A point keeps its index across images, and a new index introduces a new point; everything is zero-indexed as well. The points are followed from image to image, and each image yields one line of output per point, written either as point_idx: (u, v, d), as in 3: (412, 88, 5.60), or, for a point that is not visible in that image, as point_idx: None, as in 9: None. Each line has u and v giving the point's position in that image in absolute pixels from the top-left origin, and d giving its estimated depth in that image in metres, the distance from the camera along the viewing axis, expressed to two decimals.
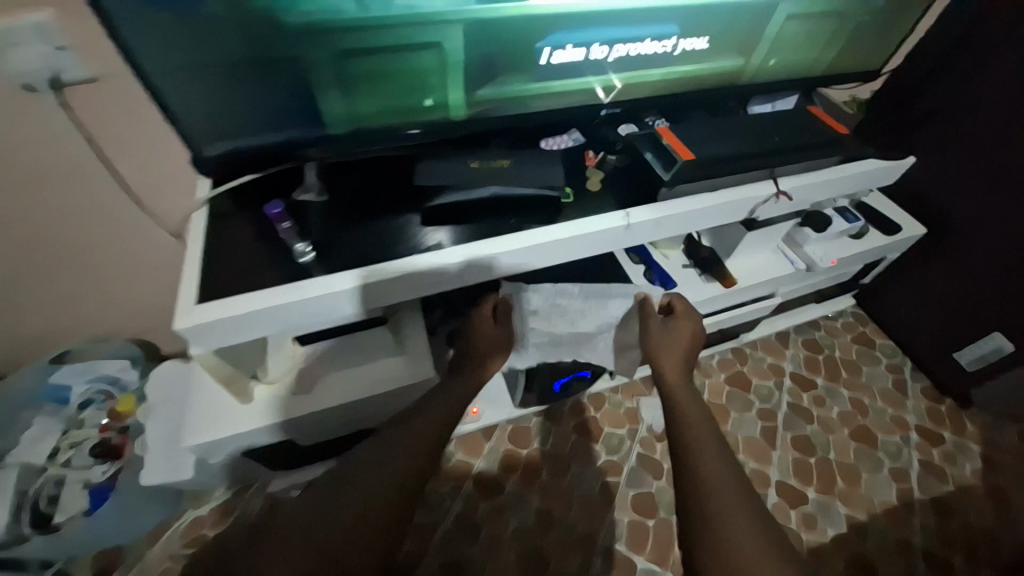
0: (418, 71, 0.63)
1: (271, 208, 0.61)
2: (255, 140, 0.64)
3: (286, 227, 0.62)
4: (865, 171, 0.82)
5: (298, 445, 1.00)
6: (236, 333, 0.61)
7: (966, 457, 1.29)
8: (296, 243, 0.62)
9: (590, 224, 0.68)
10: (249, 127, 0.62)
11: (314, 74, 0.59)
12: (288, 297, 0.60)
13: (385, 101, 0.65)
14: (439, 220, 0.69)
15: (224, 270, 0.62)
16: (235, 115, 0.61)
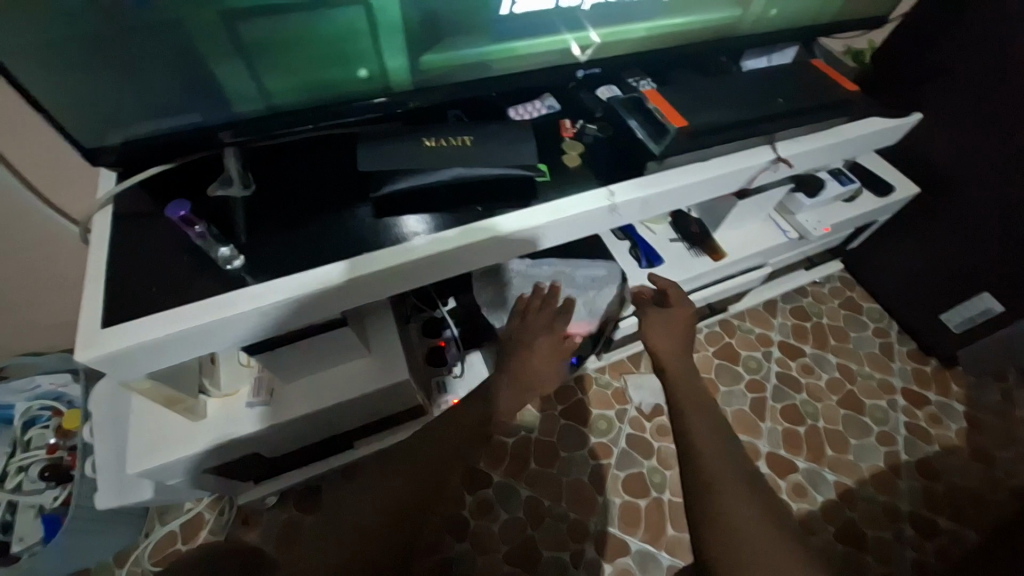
0: (345, 32, 0.52)
1: (175, 210, 0.50)
2: (157, 128, 0.53)
3: (199, 231, 0.52)
4: (868, 131, 0.74)
5: (264, 456, 0.93)
6: (163, 358, 0.52)
7: (951, 417, 1.29)
8: (218, 248, 0.53)
9: (569, 206, 0.59)
10: (147, 111, 0.52)
11: (211, 41, 0.49)
12: (218, 313, 0.51)
13: (311, 70, 0.54)
14: (393, 211, 0.59)
15: (134, 282, 0.52)
16: (126, 98, 0.50)
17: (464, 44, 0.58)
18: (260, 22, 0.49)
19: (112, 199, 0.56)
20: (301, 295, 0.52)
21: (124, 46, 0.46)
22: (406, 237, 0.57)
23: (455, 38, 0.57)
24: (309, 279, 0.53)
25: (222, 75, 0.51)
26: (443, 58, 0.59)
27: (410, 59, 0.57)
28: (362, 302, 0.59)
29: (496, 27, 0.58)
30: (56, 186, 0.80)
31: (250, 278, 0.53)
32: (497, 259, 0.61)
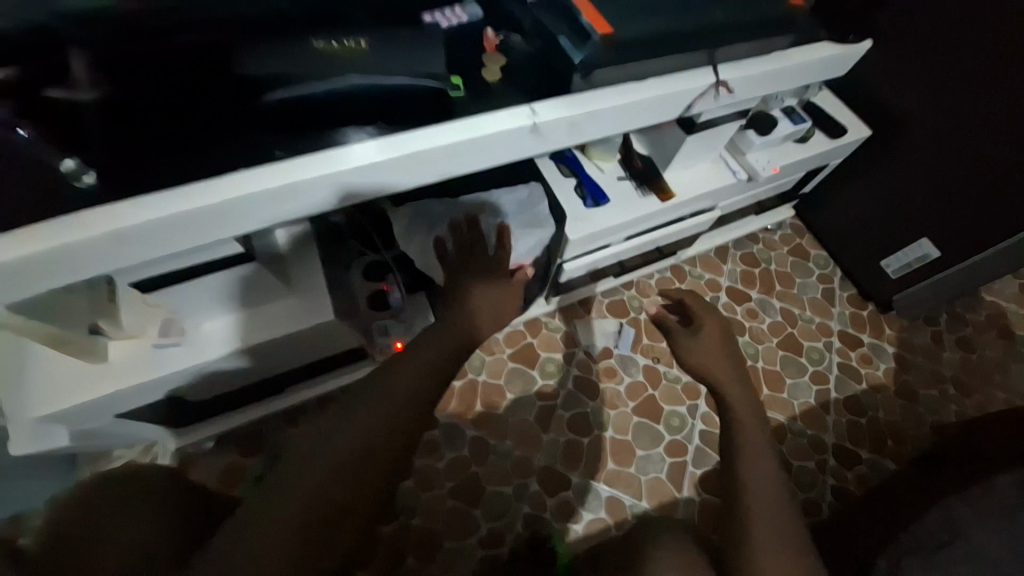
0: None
1: None
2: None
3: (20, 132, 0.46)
4: (817, 58, 0.71)
5: (190, 400, 0.89)
6: (49, 277, 0.47)
7: (882, 358, 1.36)
8: (64, 162, 0.47)
9: (483, 124, 0.54)
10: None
11: None
12: (78, 233, 0.45)
13: None
14: (283, 123, 0.52)
15: None
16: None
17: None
18: None
19: None
20: (176, 214, 0.47)
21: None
22: (298, 153, 0.51)
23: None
24: (187, 196, 0.48)
25: None
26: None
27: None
28: (255, 227, 0.54)
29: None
30: None
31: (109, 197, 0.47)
32: (406, 184, 0.57)
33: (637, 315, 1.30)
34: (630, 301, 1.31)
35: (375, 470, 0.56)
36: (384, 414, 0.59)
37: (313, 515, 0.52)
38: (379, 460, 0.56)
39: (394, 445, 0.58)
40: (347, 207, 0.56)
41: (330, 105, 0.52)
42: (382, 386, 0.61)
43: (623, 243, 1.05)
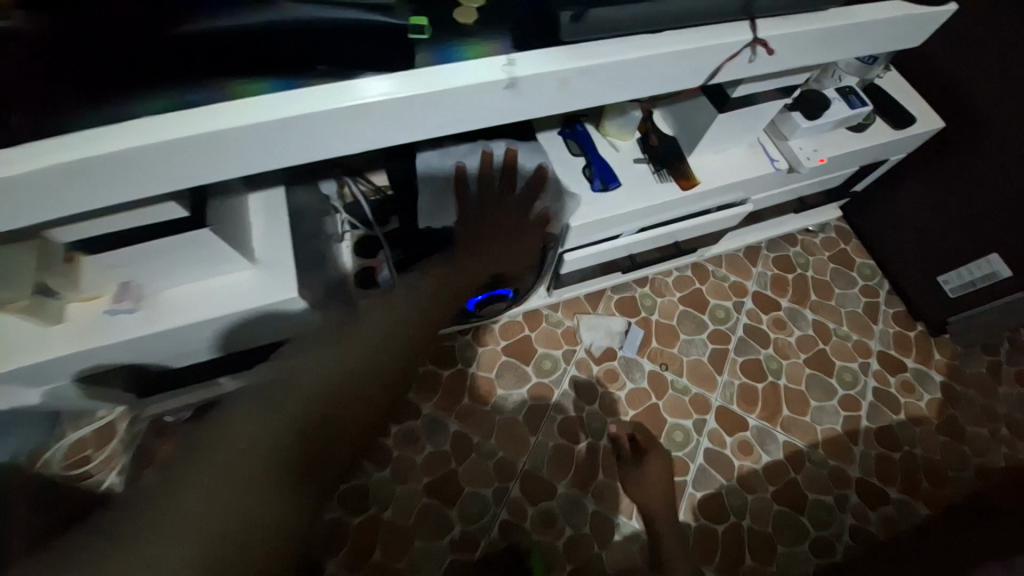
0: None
1: None
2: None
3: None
4: (885, 20, 0.57)
5: (156, 370, 0.85)
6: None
7: (926, 386, 1.20)
8: None
9: (451, 77, 0.45)
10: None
11: None
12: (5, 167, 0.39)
13: None
14: (213, 56, 0.45)
15: None
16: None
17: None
18: None
19: None
20: (116, 151, 0.40)
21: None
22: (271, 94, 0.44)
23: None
24: (121, 132, 0.40)
25: None
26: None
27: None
28: (211, 180, 0.46)
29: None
30: None
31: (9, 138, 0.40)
32: (388, 144, 0.49)
33: (648, 315, 1.19)
34: (642, 299, 1.20)
35: (356, 398, 0.57)
36: (370, 348, 0.61)
37: (296, 433, 0.53)
38: (365, 379, 0.59)
39: (382, 372, 0.60)
40: (303, 163, 0.48)
41: (270, 37, 0.46)
42: (368, 325, 0.64)
43: (634, 233, 0.94)
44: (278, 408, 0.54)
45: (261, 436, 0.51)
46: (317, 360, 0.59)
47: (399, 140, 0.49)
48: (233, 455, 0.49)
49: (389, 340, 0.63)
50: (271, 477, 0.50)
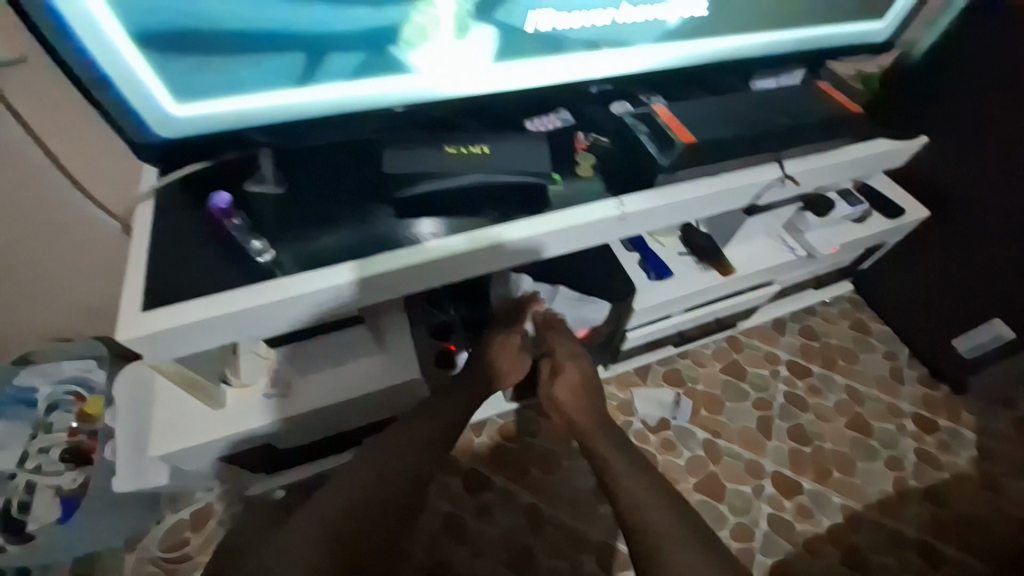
0: (364, 43, 0.53)
1: (219, 201, 0.56)
2: (188, 137, 0.54)
3: (234, 223, 0.56)
4: (877, 152, 0.77)
5: (274, 449, 0.95)
6: (196, 342, 0.55)
7: (961, 444, 1.28)
8: (251, 241, 0.56)
9: (577, 214, 0.63)
10: (161, 126, 0.52)
11: (216, 76, 0.51)
12: (234, 308, 0.53)
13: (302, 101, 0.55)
14: (415, 211, 0.61)
15: (180, 279, 0.55)
16: (151, 111, 0.51)
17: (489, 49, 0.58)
18: (245, 61, 0.51)
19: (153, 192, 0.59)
20: (311, 290, 0.55)
21: (141, 50, 0.47)
22: (405, 242, 0.60)
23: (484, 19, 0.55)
24: (311, 279, 0.56)
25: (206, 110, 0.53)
26: (463, 58, 0.58)
27: (439, 87, 0.59)
28: (397, 296, 0.61)
29: (517, 49, 0.59)
30: (96, 178, 0.85)
31: (280, 270, 0.56)
32: (521, 262, 0.65)
33: (693, 386, 1.30)
34: (685, 370, 1.32)
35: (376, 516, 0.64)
36: (387, 466, 0.69)
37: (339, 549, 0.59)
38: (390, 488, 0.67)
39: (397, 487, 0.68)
40: (458, 282, 0.64)
41: (453, 196, 0.61)
42: (383, 446, 0.72)
43: (680, 313, 1.08)
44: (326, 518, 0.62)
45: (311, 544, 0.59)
46: (358, 473, 0.68)
47: (536, 260, 0.65)
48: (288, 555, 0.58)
49: (405, 458, 0.71)
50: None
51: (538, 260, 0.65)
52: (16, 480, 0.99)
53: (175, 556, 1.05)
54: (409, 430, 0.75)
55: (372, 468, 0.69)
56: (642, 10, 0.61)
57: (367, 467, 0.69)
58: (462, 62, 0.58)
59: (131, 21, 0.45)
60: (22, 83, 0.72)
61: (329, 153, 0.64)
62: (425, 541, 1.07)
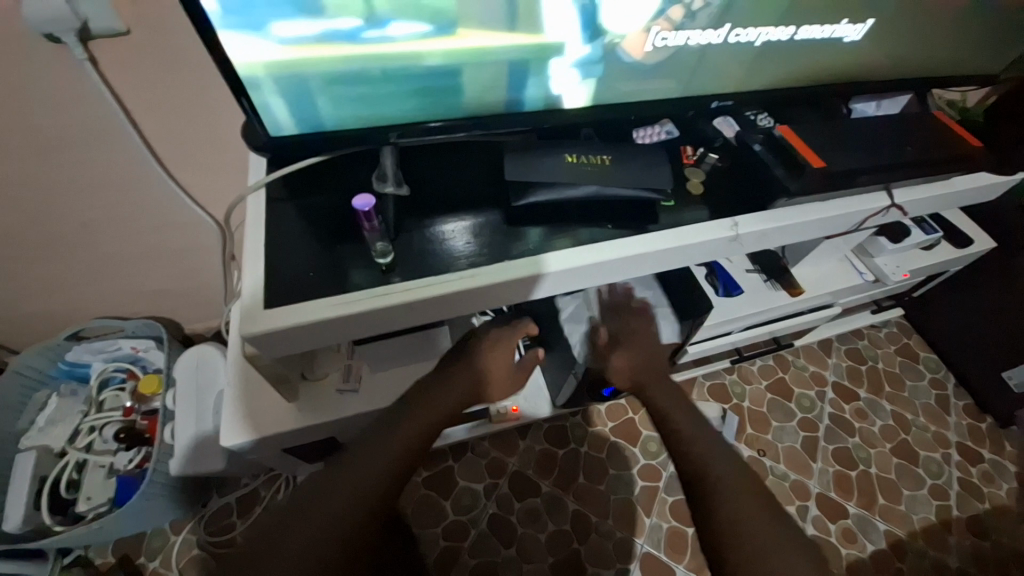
0: (490, 57, 0.53)
1: (361, 205, 0.53)
2: (306, 128, 0.56)
3: (372, 226, 0.54)
4: (979, 185, 0.75)
5: (335, 444, 0.94)
6: (305, 341, 0.54)
7: (1003, 476, 1.26)
8: (376, 243, 0.55)
9: (690, 233, 0.62)
10: (283, 119, 0.54)
11: (342, 74, 0.51)
12: (353, 310, 0.53)
13: (415, 100, 0.56)
14: (526, 220, 0.61)
15: (304, 277, 0.55)
16: (279, 106, 0.53)
17: (618, 61, 0.58)
18: (372, 62, 0.51)
19: (262, 186, 0.59)
20: (421, 297, 0.54)
21: (283, 55, 0.48)
22: (516, 254, 0.58)
23: (623, 29, 0.55)
24: (423, 284, 0.55)
25: (327, 104, 0.54)
26: (585, 67, 0.58)
27: (553, 98, 0.60)
28: (504, 303, 0.60)
29: (647, 61, 0.59)
30: (181, 161, 0.83)
31: (395, 273, 0.56)
32: (625, 277, 0.64)
33: (740, 402, 1.29)
34: (732, 386, 1.31)
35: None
36: (331, 512, 0.55)
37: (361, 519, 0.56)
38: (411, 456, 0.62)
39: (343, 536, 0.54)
40: (563, 292, 0.63)
41: (569, 205, 0.61)
42: (329, 483, 0.58)
43: (742, 331, 1.07)
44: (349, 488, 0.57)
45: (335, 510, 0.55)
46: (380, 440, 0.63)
47: (639, 276, 0.64)
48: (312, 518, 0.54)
49: (353, 496, 0.57)
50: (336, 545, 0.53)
51: (641, 275, 0.64)
52: (67, 457, 0.99)
53: (222, 541, 1.06)
54: (388, 437, 0.63)
55: (312, 515, 0.55)
56: (785, 27, 0.61)
57: (312, 512, 0.55)
58: (584, 71, 0.58)
59: (278, 26, 0.46)
60: (120, 57, 0.67)
61: (441, 155, 0.65)
62: (471, 542, 1.07)
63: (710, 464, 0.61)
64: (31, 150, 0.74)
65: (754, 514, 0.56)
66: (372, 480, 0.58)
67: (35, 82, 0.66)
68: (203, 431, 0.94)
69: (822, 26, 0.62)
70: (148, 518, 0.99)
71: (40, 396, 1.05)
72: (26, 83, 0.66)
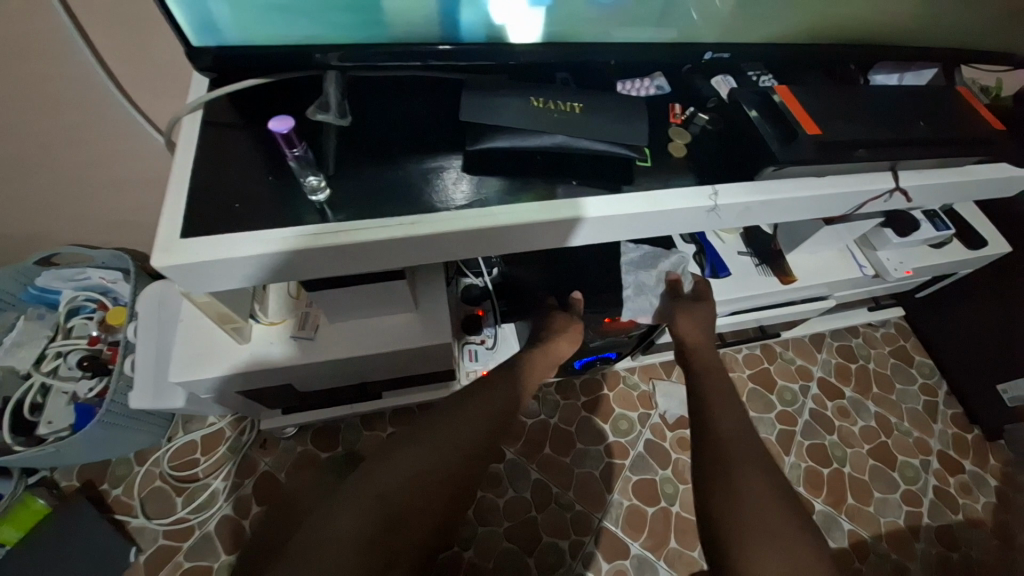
0: None
1: (278, 126, 0.48)
2: (222, 43, 0.50)
3: (297, 154, 0.50)
4: (997, 175, 0.68)
5: (295, 391, 0.93)
6: (232, 276, 0.52)
7: (983, 490, 1.22)
8: (308, 175, 0.52)
9: (666, 198, 0.56)
10: (190, 30, 0.49)
11: None
12: (295, 245, 0.50)
13: (336, 15, 0.50)
14: (482, 169, 0.56)
15: (236, 209, 0.51)
16: (180, 14, 0.47)
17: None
18: None
19: (199, 107, 0.55)
20: (394, 238, 0.51)
21: None
22: (471, 204, 0.54)
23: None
24: (379, 227, 0.51)
25: (237, 10, 0.48)
26: None
27: (503, 30, 0.54)
28: (455, 257, 0.56)
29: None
30: (139, 83, 0.77)
31: (333, 212, 0.52)
32: (590, 240, 0.59)
33: None
34: None
35: (434, 501, 0.51)
36: (447, 442, 0.56)
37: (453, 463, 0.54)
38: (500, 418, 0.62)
39: (452, 467, 0.54)
40: (520, 251, 0.58)
41: (532, 155, 0.56)
42: (441, 417, 0.59)
43: (726, 315, 1.02)
44: (444, 434, 0.56)
45: (427, 453, 0.54)
46: (469, 398, 0.63)
47: (604, 241, 0.60)
48: (406, 454, 0.53)
49: (455, 443, 0.56)
50: (432, 482, 0.52)
51: (605, 241, 0.60)
52: (31, 380, 0.99)
53: (184, 475, 1.06)
54: (478, 397, 0.63)
55: (427, 443, 0.55)
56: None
57: (426, 439, 0.55)
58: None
59: None
60: None
61: (400, 89, 0.60)
62: None
63: (739, 456, 0.58)
64: None
65: (770, 501, 0.53)
66: (482, 420, 0.60)
67: None
68: (160, 366, 0.91)
69: None
70: (110, 446, 1.00)
71: (7, 318, 1.05)
72: None
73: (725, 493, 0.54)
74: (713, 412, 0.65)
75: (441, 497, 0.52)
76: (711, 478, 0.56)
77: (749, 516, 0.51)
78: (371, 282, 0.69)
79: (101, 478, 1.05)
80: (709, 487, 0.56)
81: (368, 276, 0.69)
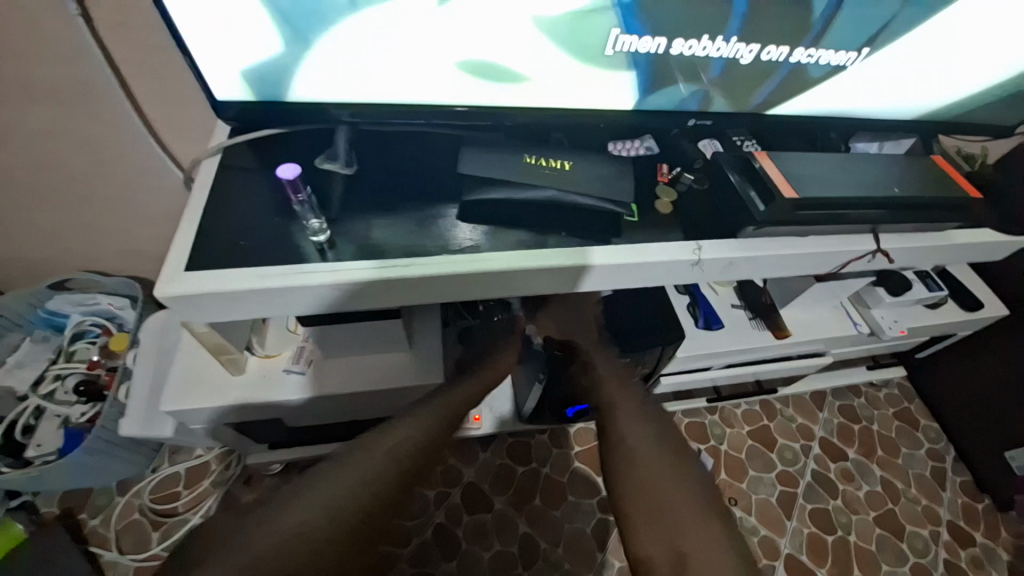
0: (428, 35, 0.52)
1: (287, 172, 0.52)
2: (245, 98, 0.56)
3: (300, 199, 0.54)
4: (978, 241, 0.69)
5: (285, 425, 0.92)
6: (228, 310, 0.54)
7: (997, 566, 1.15)
8: (311, 218, 0.54)
9: (652, 252, 0.59)
10: (215, 85, 0.54)
11: (273, 41, 0.50)
12: (279, 282, 0.52)
13: (349, 75, 0.54)
14: (476, 216, 0.59)
15: (241, 248, 0.54)
16: (213, 73, 0.53)
17: (556, 56, 0.56)
18: (302, 32, 0.50)
19: (219, 150, 0.60)
20: (368, 278, 0.53)
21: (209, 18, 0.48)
22: (461, 250, 0.56)
23: (550, 14, 0.51)
24: (358, 268, 0.53)
25: (261, 69, 0.53)
26: (535, 61, 0.56)
27: (495, 93, 0.59)
28: (444, 299, 0.58)
29: (595, 59, 0.57)
30: (167, 125, 0.84)
31: (331, 252, 0.55)
32: (578, 289, 0.61)
33: (717, 445, 1.23)
34: (711, 427, 1.25)
35: (338, 535, 0.44)
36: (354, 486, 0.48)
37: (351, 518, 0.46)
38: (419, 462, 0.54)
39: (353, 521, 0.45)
40: (511, 297, 0.60)
41: (524, 206, 0.59)
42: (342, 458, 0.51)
43: (720, 368, 1.02)
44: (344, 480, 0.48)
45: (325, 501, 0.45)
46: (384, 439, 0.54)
47: (591, 291, 0.61)
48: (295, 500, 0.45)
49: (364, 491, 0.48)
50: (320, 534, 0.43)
51: (593, 291, 0.61)
52: (26, 402, 1.00)
53: (164, 509, 1.04)
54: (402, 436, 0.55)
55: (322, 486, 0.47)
56: (747, 45, 0.58)
57: (320, 482, 0.47)
58: (514, 61, 0.55)
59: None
60: (114, 16, 0.69)
61: (407, 141, 0.65)
62: (413, 549, 1.04)
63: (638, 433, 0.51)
64: (20, 97, 0.75)
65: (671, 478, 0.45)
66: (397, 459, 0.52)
67: (31, 33, 0.68)
68: (153, 395, 0.91)
69: (806, 49, 0.59)
70: (94, 473, 0.99)
71: (14, 339, 1.07)
72: (21, 31, 0.68)
73: (646, 509, 0.43)
74: (614, 410, 0.55)
75: (324, 545, 0.43)
76: (628, 498, 0.44)
77: (651, 506, 0.43)
78: (366, 321, 0.71)
79: (81, 508, 1.03)
80: (626, 511, 0.44)
81: (363, 315, 0.71)
